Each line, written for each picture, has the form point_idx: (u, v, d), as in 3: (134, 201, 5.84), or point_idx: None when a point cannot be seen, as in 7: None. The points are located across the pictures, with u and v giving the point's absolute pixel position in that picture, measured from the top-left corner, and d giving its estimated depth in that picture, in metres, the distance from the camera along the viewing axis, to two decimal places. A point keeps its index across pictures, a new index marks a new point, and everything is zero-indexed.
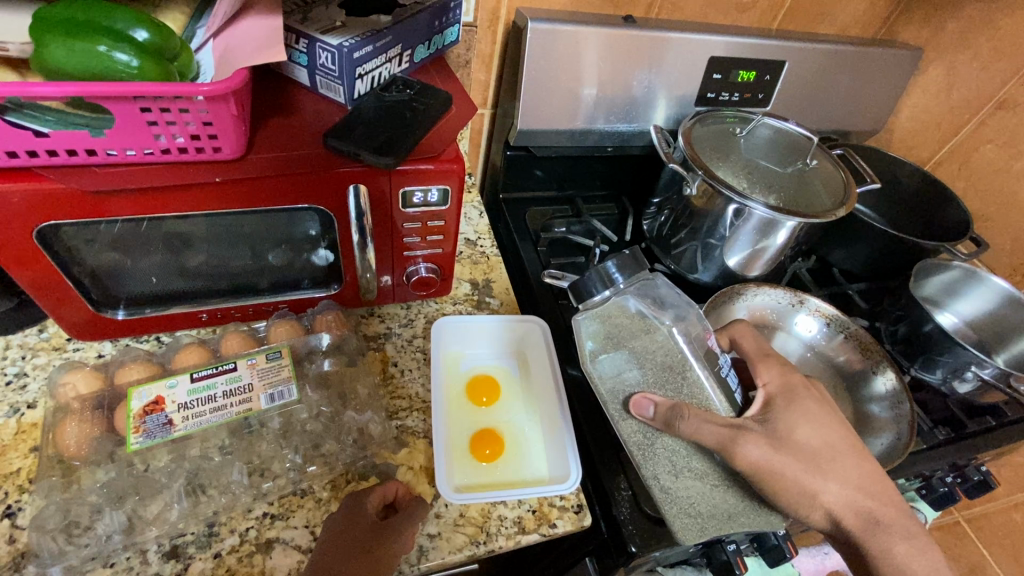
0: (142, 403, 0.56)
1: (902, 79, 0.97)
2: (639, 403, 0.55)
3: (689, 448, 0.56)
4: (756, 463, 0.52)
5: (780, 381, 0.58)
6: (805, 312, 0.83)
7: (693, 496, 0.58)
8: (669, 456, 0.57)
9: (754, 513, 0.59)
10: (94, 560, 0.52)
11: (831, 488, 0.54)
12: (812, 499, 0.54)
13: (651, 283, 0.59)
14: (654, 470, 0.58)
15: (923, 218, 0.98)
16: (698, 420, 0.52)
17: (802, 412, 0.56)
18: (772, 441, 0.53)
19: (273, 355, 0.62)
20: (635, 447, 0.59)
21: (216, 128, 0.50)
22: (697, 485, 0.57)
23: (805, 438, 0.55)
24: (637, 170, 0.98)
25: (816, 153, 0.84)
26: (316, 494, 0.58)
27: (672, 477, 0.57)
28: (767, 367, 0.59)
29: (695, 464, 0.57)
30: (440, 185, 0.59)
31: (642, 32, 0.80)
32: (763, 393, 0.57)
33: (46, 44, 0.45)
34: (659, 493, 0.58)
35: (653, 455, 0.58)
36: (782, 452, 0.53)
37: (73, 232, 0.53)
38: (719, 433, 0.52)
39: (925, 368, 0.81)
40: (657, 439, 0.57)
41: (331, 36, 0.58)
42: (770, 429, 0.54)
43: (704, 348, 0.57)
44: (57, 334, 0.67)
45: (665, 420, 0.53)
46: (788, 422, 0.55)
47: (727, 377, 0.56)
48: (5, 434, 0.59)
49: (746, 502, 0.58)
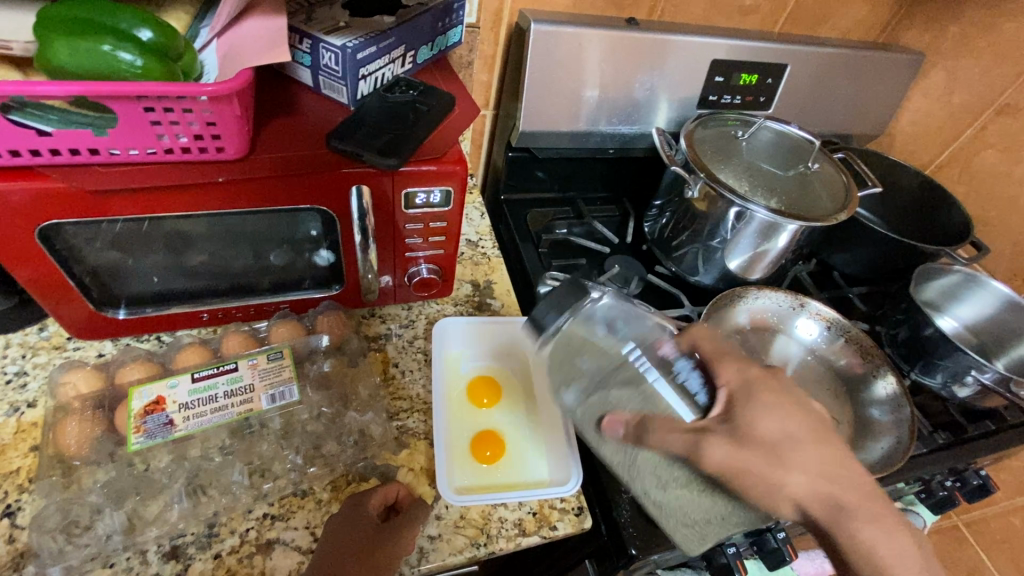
0: (143, 403, 0.57)
1: (903, 82, 0.97)
2: (609, 424, 0.55)
3: (665, 460, 0.55)
4: (721, 462, 0.50)
5: (774, 368, 0.58)
6: (805, 315, 0.83)
7: (684, 504, 0.56)
8: (652, 470, 0.57)
9: (746, 512, 0.57)
10: (93, 560, 0.52)
11: (796, 480, 0.50)
12: (776, 491, 0.51)
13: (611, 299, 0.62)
14: (642, 486, 0.58)
15: (924, 222, 0.98)
16: (662, 432, 0.52)
17: (762, 406, 0.52)
18: (733, 439, 0.50)
19: (274, 355, 0.62)
20: (619, 467, 0.60)
21: (219, 129, 0.50)
22: (685, 493, 0.56)
23: (767, 431, 0.51)
24: (638, 172, 0.98)
25: (817, 156, 0.84)
26: (317, 495, 0.58)
27: (660, 490, 0.57)
28: (726, 366, 0.55)
29: (677, 473, 0.55)
30: (442, 187, 0.59)
31: (644, 34, 0.80)
32: (723, 393, 0.54)
33: (50, 43, 0.45)
34: (653, 508, 0.58)
35: (637, 473, 0.58)
36: (744, 450, 0.50)
37: (74, 232, 0.53)
38: (683, 438, 0.51)
39: (925, 373, 0.81)
40: (637, 456, 0.57)
41: (334, 37, 0.58)
42: (732, 428, 0.51)
43: (659, 358, 0.62)
44: (57, 333, 0.67)
45: (636, 437, 0.53)
46: (748, 418, 0.51)
47: (686, 381, 0.59)
48: (5, 433, 0.59)
49: (735, 504, 0.56)
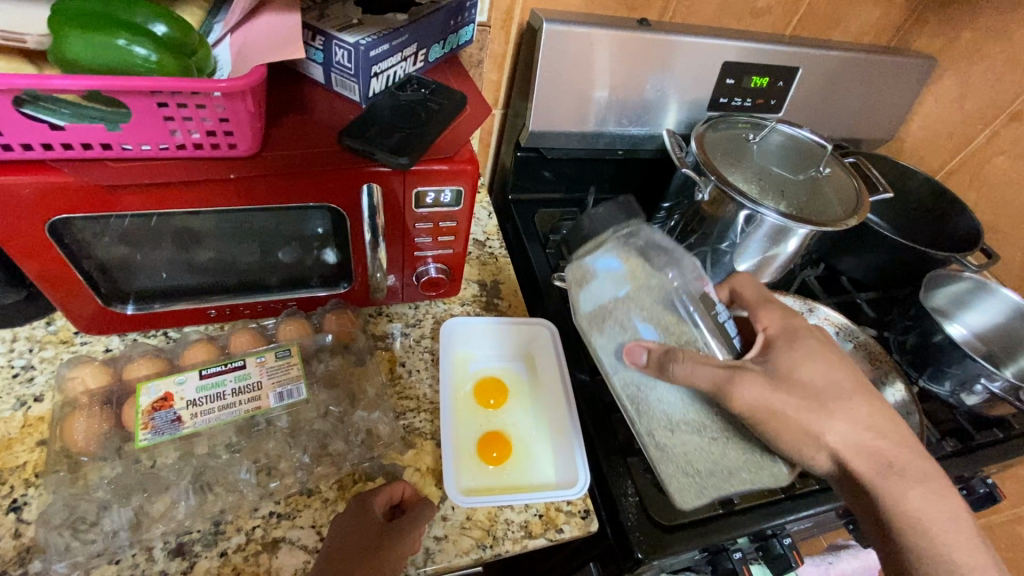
0: (151, 399, 0.57)
1: (914, 87, 0.96)
2: (633, 349, 0.56)
3: (682, 398, 0.58)
4: (755, 403, 0.52)
5: (781, 324, 0.57)
6: (815, 320, 0.83)
7: (690, 451, 0.57)
8: (664, 409, 0.58)
9: (753, 468, 0.58)
10: (99, 556, 0.52)
11: (836, 426, 0.53)
12: (816, 439, 0.53)
13: (644, 229, 0.62)
14: (649, 426, 0.58)
15: (933, 227, 0.98)
16: (691, 362, 0.52)
17: (807, 352, 0.55)
18: (772, 379, 0.52)
19: (282, 353, 0.62)
20: (630, 401, 0.60)
21: (232, 125, 0.50)
22: (694, 438, 0.57)
23: (809, 378, 0.54)
24: (646, 173, 0.98)
25: (829, 161, 0.83)
26: (323, 494, 0.58)
27: (668, 431, 0.58)
28: (767, 312, 0.58)
29: (691, 416, 0.57)
30: (452, 186, 0.59)
31: (655, 34, 0.79)
32: (761, 337, 0.57)
33: (64, 36, 0.44)
34: (655, 451, 0.58)
35: (648, 410, 0.59)
36: (784, 392, 0.52)
37: (83, 226, 0.53)
38: (714, 372, 0.52)
39: (933, 380, 0.80)
40: (653, 389, 0.58)
41: (348, 34, 0.57)
42: (770, 369, 0.54)
43: (700, 294, 0.59)
44: (64, 327, 0.67)
45: (659, 364, 0.54)
46: (791, 360, 0.54)
47: (725, 322, 0.58)
48: (12, 427, 0.59)
49: (746, 456, 0.57)
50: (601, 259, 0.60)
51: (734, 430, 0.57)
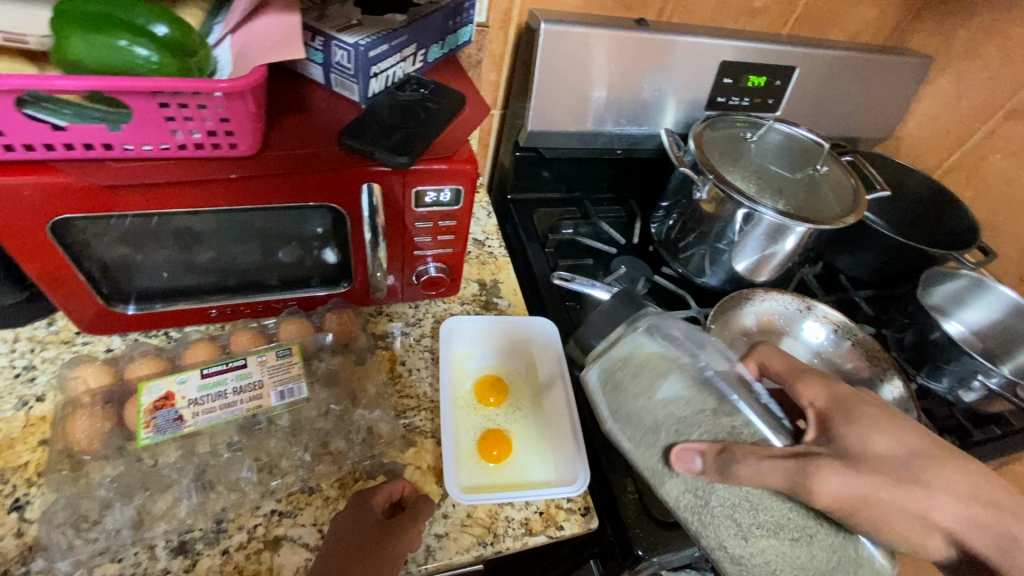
0: (153, 398, 0.57)
1: (911, 86, 0.97)
2: (682, 455, 0.46)
3: (749, 496, 0.46)
4: (841, 494, 0.43)
5: (785, 362, 0.52)
6: (812, 318, 0.84)
7: (773, 560, 0.46)
8: (729, 513, 0.47)
9: (852, 569, 0.46)
10: (102, 554, 0.52)
11: (941, 503, 0.45)
12: (923, 522, 0.45)
13: (664, 318, 0.52)
14: (716, 535, 0.48)
15: (930, 225, 0.98)
16: (755, 457, 0.43)
17: (870, 418, 0.47)
18: (846, 460, 0.44)
19: (283, 352, 0.63)
20: (687, 511, 0.49)
21: (232, 125, 0.50)
22: (772, 543, 0.46)
23: (884, 447, 0.46)
24: (644, 173, 0.98)
25: (826, 159, 0.83)
26: (324, 492, 0.58)
27: (741, 540, 0.47)
28: (807, 386, 0.50)
29: (763, 518, 0.46)
30: (452, 185, 0.59)
31: (652, 34, 0.80)
32: (812, 414, 0.49)
33: (66, 37, 0.45)
34: (731, 566, 0.48)
35: (710, 519, 0.47)
36: (866, 473, 0.44)
37: (85, 226, 0.53)
38: (785, 468, 0.43)
39: (931, 377, 0.81)
40: (712, 495, 0.47)
41: (347, 35, 0.58)
42: (839, 449, 0.45)
43: (734, 378, 0.50)
44: (65, 327, 0.67)
45: (719, 470, 0.44)
46: (859, 436, 0.46)
47: (770, 405, 0.49)
48: (14, 427, 0.59)
49: (839, 553, 0.46)
50: (620, 356, 0.51)
51: (819, 526, 0.46)
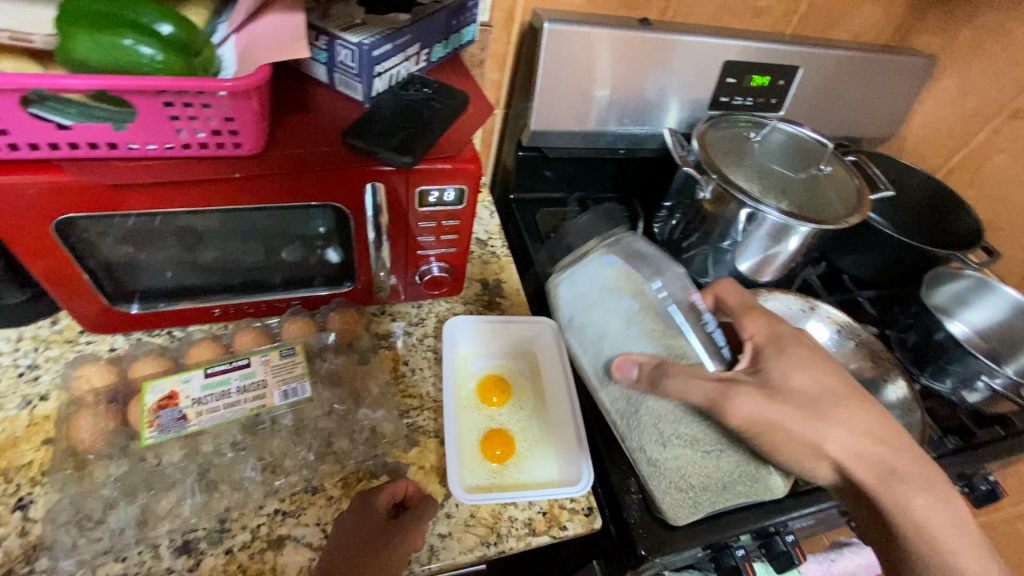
0: (156, 398, 0.57)
1: (915, 86, 0.97)
2: (622, 364, 0.58)
3: (673, 410, 0.58)
4: (752, 416, 0.52)
5: (768, 330, 0.56)
6: (816, 318, 0.83)
7: (683, 466, 0.58)
8: (654, 422, 0.59)
9: (749, 481, 0.58)
10: (105, 554, 0.52)
11: (835, 437, 0.52)
12: (815, 450, 0.53)
13: (629, 240, 0.70)
14: (641, 441, 0.60)
15: (933, 226, 0.98)
16: (683, 376, 0.54)
17: (797, 358, 0.54)
18: (766, 392, 0.52)
19: (286, 352, 0.63)
20: (619, 416, 0.62)
21: (237, 125, 0.50)
22: (686, 451, 0.58)
23: (802, 384, 0.53)
24: (647, 172, 0.98)
25: (830, 159, 0.83)
26: (328, 492, 0.58)
27: (660, 445, 0.58)
28: (752, 320, 0.57)
29: (682, 430, 0.58)
30: (455, 185, 0.59)
31: (655, 33, 0.80)
32: (749, 346, 0.56)
33: (70, 36, 0.45)
34: (648, 466, 0.60)
35: (638, 423, 0.60)
36: (777, 402, 0.52)
37: (88, 225, 0.53)
38: (706, 387, 0.53)
39: (935, 377, 0.81)
40: (641, 404, 0.60)
41: (351, 33, 0.58)
42: (763, 380, 0.53)
43: (687, 306, 0.62)
44: (69, 326, 0.67)
45: (650, 379, 0.56)
46: (781, 371, 0.54)
47: (714, 333, 0.60)
48: (18, 426, 0.59)
49: (741, 470, 0.58)
50: (585, 268, 0.69)
51: (731, 445, 0.57)
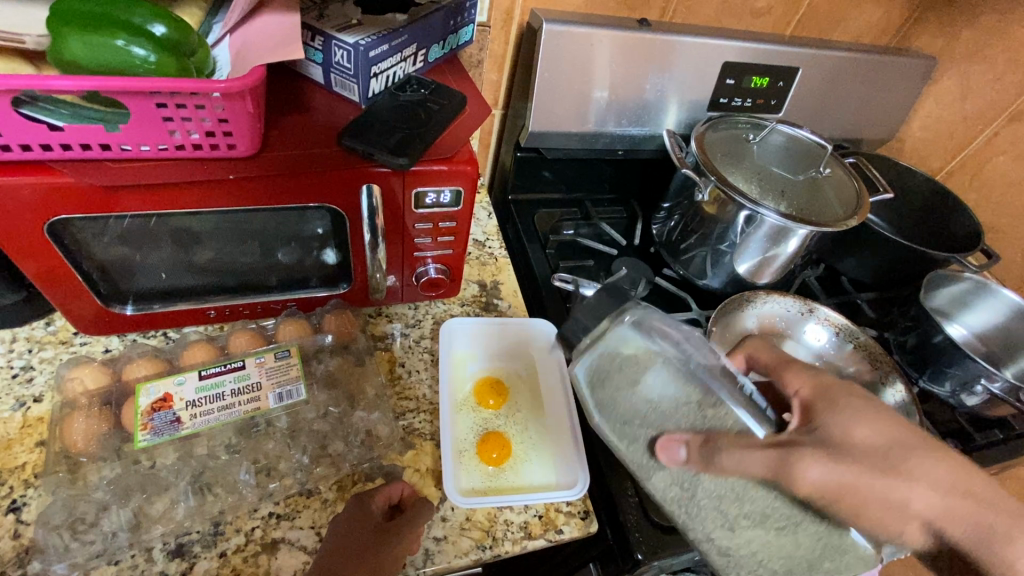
0: (151, 400, 0.57)
1: (915, 87, 0.96)
2: (667, 445, 0.47)
3: (732, 488, 0.47)
4: (824, 483, 0.44)
5: (813, 385, 0.50)
6: (814, 321, 0.84)
7: (758, 550, 0.49)
8: (716, 505, 0.49)
9: (835, 555, 0.50)
10: (99, 557, 0.52)
11: (920, 492, 0.46)
12: (901, 511, 0.46)
13: (650, 311, 0.48)
14: (705, 529, 0.50)
15: (933, 228, 0.98)
16: (739, 451, 0.45)
17: (853, 413, 0.47)
18: (832, 452, 0.45)
19: (282, 354, 0.62)
20: (674, 504, 0.50)
21: (231, 126, 0.50)
22: (759, 533, 0.49)
23: (870, 439, 0.46)
24: (646, 173, 0.98)
25: (829, 161, 0.83)
26: (322, 495, 0.58)
27: (728, 533, 0.49)
28: (794, 375, 0.51)
29: (749, 509, 0.48)
30: (452, 186, 0.58)
31: (654, 34, 0.79)
32: (796, 403, 0.49)
33: (63, 37, 0.44)
34: (717, 555, 0.50)
35: (698, 511, 0.49)
36: (849, 463, 0.44)
37: (82, 226, 0.53)
38: (770, 449, 0.47)
39: (933, 381, 0.80)
40: (697, 486, 0.48)
41: (347, 34, 0.57)
42: (825, 439, 0.46)
43: (722, 368, 0.49)
44: (64, 327, 0.67)
45: (701, 460, 0.45)
46: (844, 428, 0.47)
47: (755, 396, 0.49)
48: (11, 428, 0.59)
49: (824, 542, 0.49)
50: (608, 351, 0.48)
51: (804, 516, 0.48)
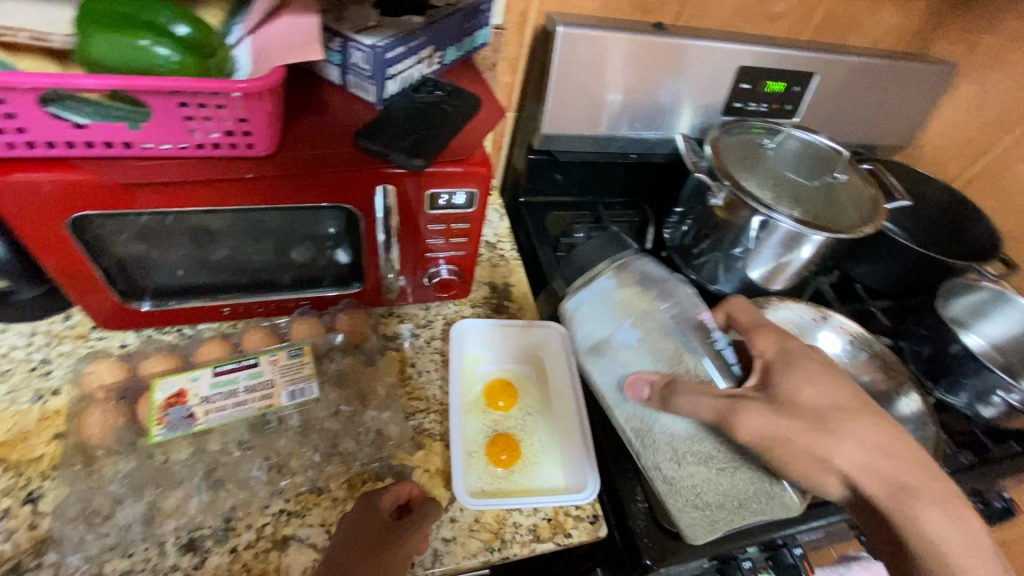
0: (166, 395, 0.58)
1: (934, 93, 0.95)
2: (634, 383, 0.62)
3: (688, 431, 0.59)
4: (757, 433, 0.53)
5: (777, 347, 0.58)
6: (828, 329, 0.82)
7: (697, 483, 0.58)
8: (668, 441, 0.60)
9: (764, 499, 0.58)
10: (113, 550, 0.52)
11: (845, 450, 0.53)
12: (823, 464, 0.53)
13: (633, 261, 0.72)
14: (655, 458, 0.60)
15: (951, 237, 0.96)
16: (693, 395, 0.57)
17: (802, 375, 0.55)
18: (773, 407, 0.54)
19: (294, 352, 0.63)
20: (633, 433, 0.62)
21: (250, 126, 0.50)
22: (700, 469, 0.58)
23: (812, 399, 0.54)
24: (658, 178, 0.98)
25: (845, 167, 0.83)
26: (333, 493, 0.58)
27: (673, 463, 0.59)
28: (763, 338, 0.59)
29: (697, 447, 0.59)
30: (465, 187, 0.59)
31: (670, 38, 0.79)
32: (759, 364, 0.58)
33: (89, 37, 0.45)
34: (663, 484, 0.59)
35: (653, 443, 0.60)
36: (784, 417, 0.53)
37: (102, 223, 0.54)
38: (715, 405, 0.55)
39: (949, 392, 0.79)
40: (655, 421, 0.61)
41: (365, 36, 0.58)
42: (769, 395, 0.55)
43: (698, 324, 0.65)
44: (82, 322, 0.68)
45: (661, 396, 0.59)
46: (790, 386, 0.55)
47: (722, 351, 0.63)
48: (30, 420, 0.60)
49: (756, 485, 0.58)
50: (594, 291, 0.70)
51: (741, 461, 0.58)
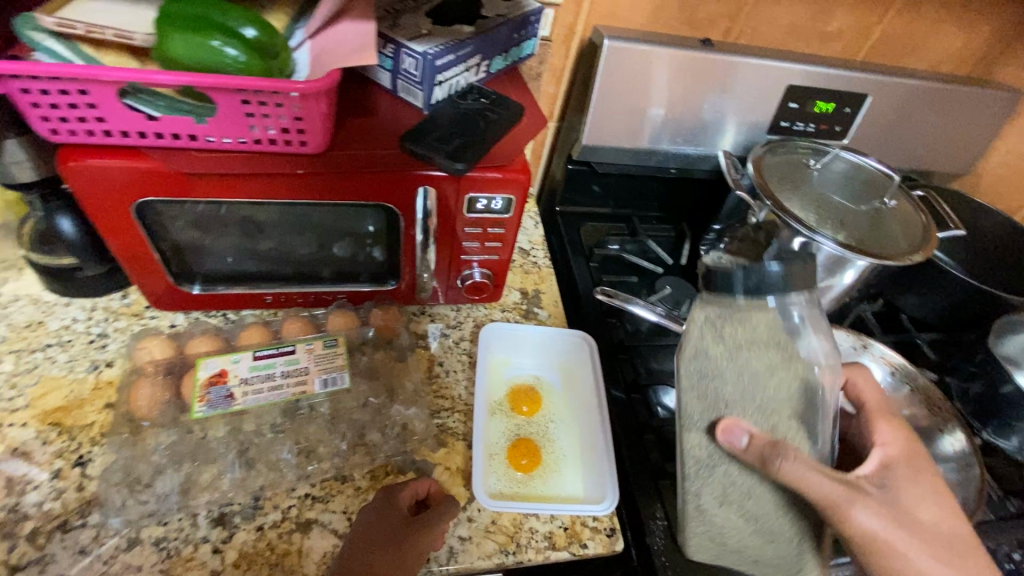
0: (208, 374, 0.61)
1: (997, 120, 0.91)
2: (732, 428, 0.47)
3: (754, 487, 0.51)
4: (865, 532, 0.47)
5: (904, 447, 0.55)
6: (868, 358, 0.79)
7: (728, 528, 0.53)
8: (727, 484, 0.51)
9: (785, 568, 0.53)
10: (150, 517, 0.55)
11: None
12: None
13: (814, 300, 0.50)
14: (700, 490, 0.52)
15: (1009, 271, 0.92)
16: (804, 468, 0.46)
17: (925, 486, 0.52)
18: (887, 510, 0.49)
19: (329, 343, 0.65)
20: (692, 462, 0.52)
21: (304, 124, 0.53)
22: (740, 521, 0.52)
23: (926, 514, 0.50)
24: (698, 194, 0.96)
25: (894, 192, 0.80)
26: (356, 482, 0.60)
27: (717, 503, 0.52)
28: (890, 426, 0.56)
29: (750, 505, 0.51)
30: (504, 194, 0.60)
31: (717, 54, 0.79)
32: (880, 453, 0.54)
33: (165, 35, 0.49)
34: (691, 510, 0.53)
35: (709, 478, 0.51)
36: (899, 525, 0.49)
37: (163, 209, 0.57)
38: (828, 488, 0.47)
39: (999, 434, 0.76)
40: (722, 465, 0.51)
41: (416, 43, 0.60)
42: (884, 496, 0.50)
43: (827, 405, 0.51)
44: (137, 301, 0.72)
45: (760, 457, 0.46)
46: (910, 497, 0.51)
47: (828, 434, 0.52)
48: (85, 389, 0.64)
49: (789, 557, 0.53)
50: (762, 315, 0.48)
51: (790, 532, 0.52)
